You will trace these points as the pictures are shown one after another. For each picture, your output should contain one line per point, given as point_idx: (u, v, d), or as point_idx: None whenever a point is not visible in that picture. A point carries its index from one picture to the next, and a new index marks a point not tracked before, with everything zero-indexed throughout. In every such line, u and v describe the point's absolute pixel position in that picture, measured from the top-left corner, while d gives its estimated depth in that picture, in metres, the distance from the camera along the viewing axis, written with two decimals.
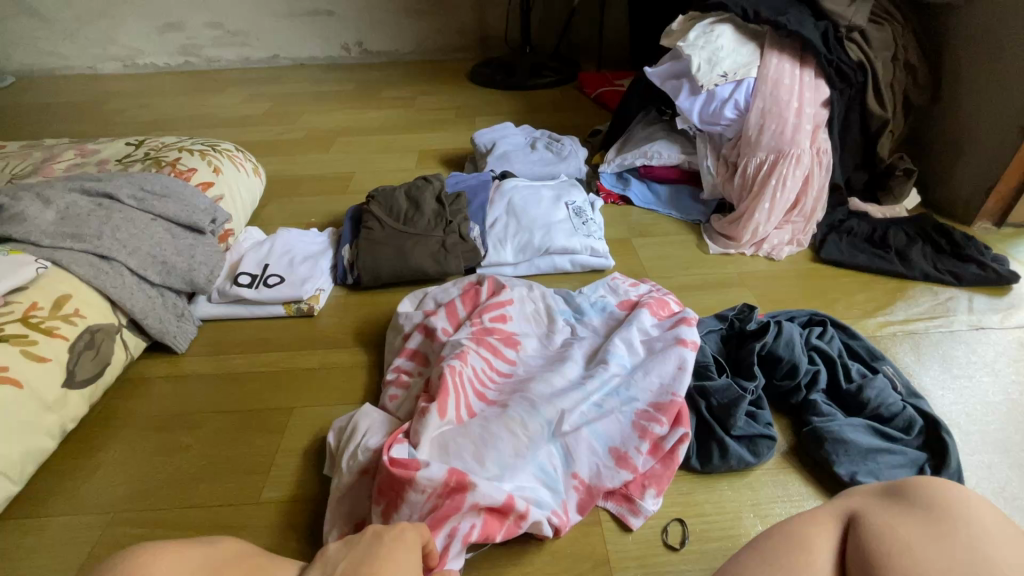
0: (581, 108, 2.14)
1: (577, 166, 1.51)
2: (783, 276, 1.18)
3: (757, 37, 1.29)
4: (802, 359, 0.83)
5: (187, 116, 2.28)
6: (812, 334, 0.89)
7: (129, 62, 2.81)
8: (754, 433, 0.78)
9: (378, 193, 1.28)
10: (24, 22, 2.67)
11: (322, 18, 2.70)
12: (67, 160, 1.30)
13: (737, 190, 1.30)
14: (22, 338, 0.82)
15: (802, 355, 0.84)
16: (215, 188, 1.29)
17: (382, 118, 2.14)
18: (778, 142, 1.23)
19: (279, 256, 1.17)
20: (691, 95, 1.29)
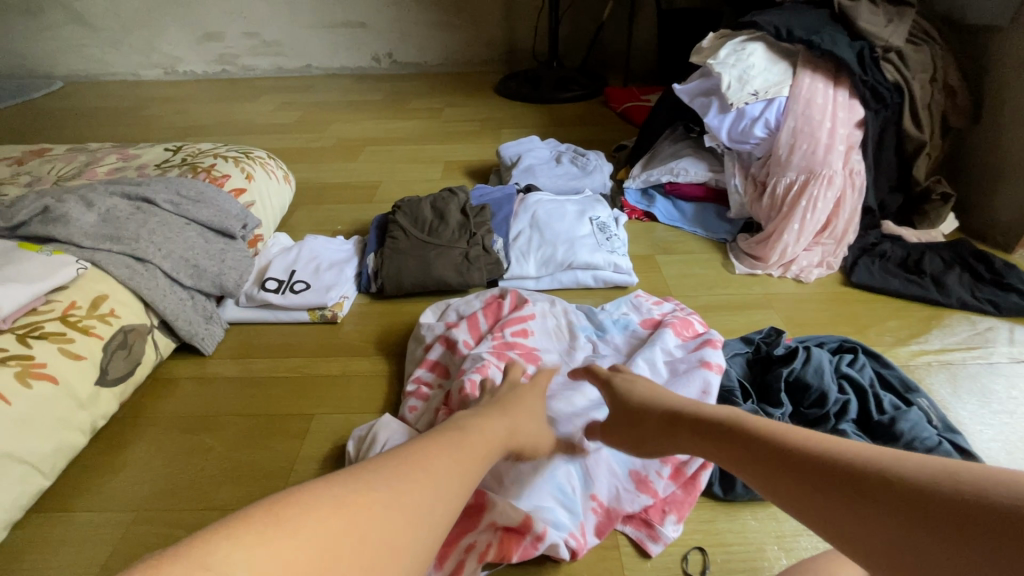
0: (606, 122, 2.14)
1: (602, 181, 1.51)
2: (812, 299, 1.16)
3: (790, 55, 1.27)
4: (830, 389, 0.80)
5: (221, 122, 2.36)
6: (842, 361, 0.87)
7: (170, 69, 2.92)
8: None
9: (404, 204, 1.30)
10: (74, 30, 2.81)
11: (354, 29, 2.77)
12: (109, 164, 1.35)
13: (765, 210, 1.28)
14: (60, 336, 0.84)
15: (831, 383, 0.82)
16: (247, 194, 1.32)
17: (408, 128, 2.18)
18: (809, 163, 1.21)
19: (306, 263, 1.19)
20: (720, 112, 1.28)
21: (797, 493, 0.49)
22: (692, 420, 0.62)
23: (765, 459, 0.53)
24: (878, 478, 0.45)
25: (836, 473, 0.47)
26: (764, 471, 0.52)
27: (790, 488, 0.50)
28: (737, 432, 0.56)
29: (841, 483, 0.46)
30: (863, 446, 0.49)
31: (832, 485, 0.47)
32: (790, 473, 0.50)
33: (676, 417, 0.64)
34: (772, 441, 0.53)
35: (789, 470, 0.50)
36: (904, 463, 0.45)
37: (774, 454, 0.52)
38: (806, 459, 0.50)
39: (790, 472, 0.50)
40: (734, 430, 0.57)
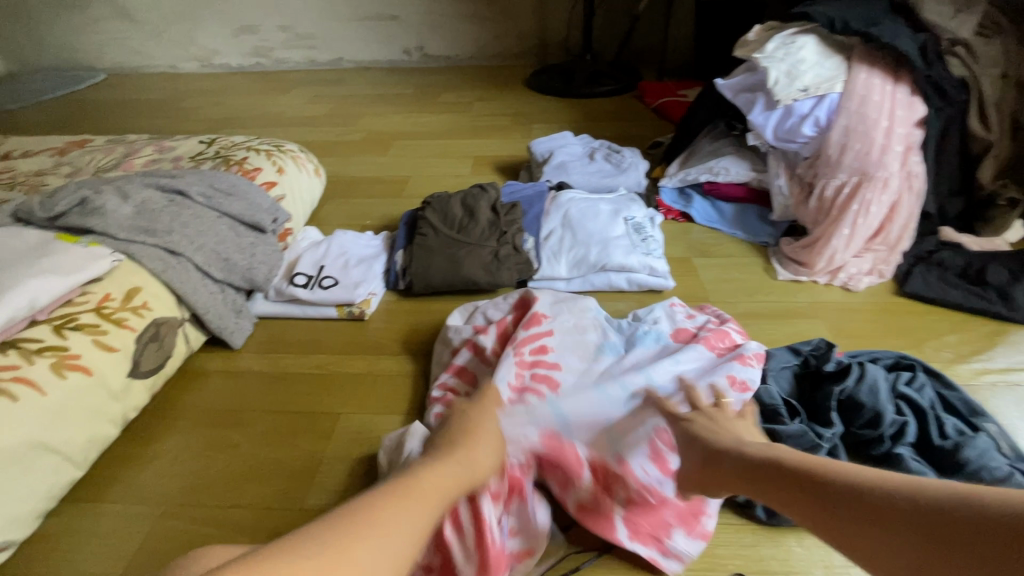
0: (640, 118, 2.08)
1: (636, 179, 1.46)
2: (862, 309, 1.10)
3: (844, 49, 1.20)
4: (886, 410, 0.75)
5: (254, 115, 2.38)
6: (898, 379, 0.81)
7: (206, 62, 2.97)
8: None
9: (434, 200, 1.28)
10: (116, 24, 2.88)
11: (385, 22, 2.76)
12: (146, 156, 1.37)
13: (812, 213, 1.21)
14: (95, 328, 0.85)
15: (887, 404, 0.76)
16: (278, 188, 1.32)
17: (438, 122, 2.16)
18: (862, 164, 1.13)
19: (334, 258, 1.18)
20: (766, 109, 1.21)
21: (857, 536, 0.48)
22: (749, 463, 0.60)
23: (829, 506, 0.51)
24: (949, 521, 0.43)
25: (886, 509, 0.47)
26: (831, 523, 0.50)
27: (848, 531, 0.49)
28: (800, 477, 0.55)
29: (883, 514, 0.47)
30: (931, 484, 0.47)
31: (884, 520, 0.47)
32: (861, 524, 0.48)
33: (735, 458, 0.62)
34: (836, 487, 0.51)
35: (857, 519, 0.49)
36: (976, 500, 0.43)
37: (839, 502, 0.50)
38: (874, 508, 0.48)
39: (855, 519, 0.48)
40: (794, 475, 0.55)
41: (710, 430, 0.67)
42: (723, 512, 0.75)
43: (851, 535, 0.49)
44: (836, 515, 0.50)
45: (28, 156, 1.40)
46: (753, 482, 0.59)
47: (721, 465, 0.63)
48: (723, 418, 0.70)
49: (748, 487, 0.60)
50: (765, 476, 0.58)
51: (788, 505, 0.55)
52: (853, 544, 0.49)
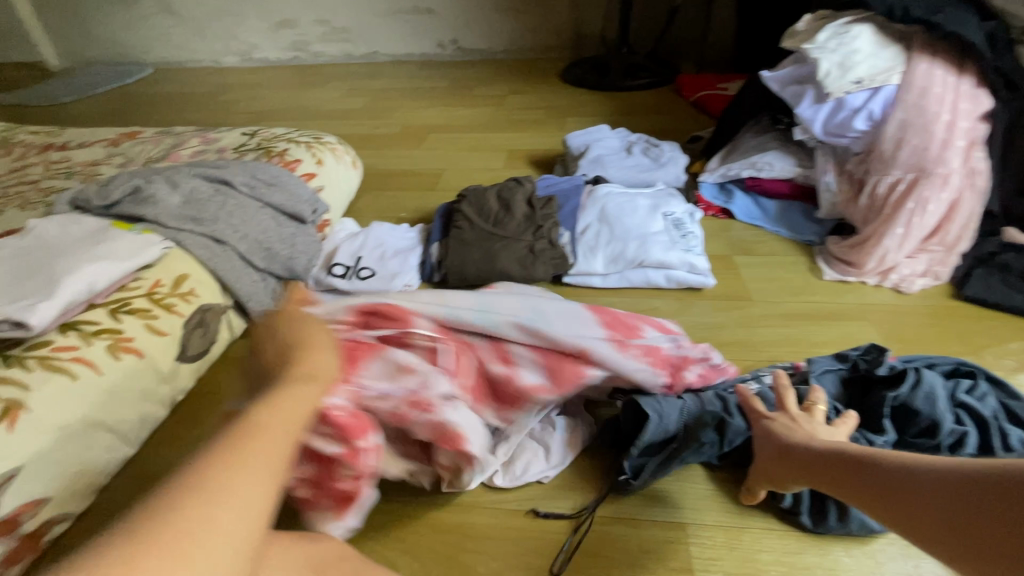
0: (678, 112, 2.03)
1: (675, 174, 1.43)
2: (915, 313, 1.05)
3: (903, 38, 1.14)
4: (945, 419, 0.71)
5: (292, 108, 2.43)
6: (957, 387, 0.77)
7: (246, 56, 3.04)
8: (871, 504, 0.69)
9: (470, 193, 1.27)
10: (163, 20, 2.98)
11: (421, 16, 2.77)
12: (193, 147, 1.41)
13: (862, 211, 1.15)
14: (147, 312, 0.87)
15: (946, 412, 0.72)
16: (317, 179, 1.34)
17: (471, 115, 2.16)
18: (919, 160, 1.08)
19: (371, 250, 1.20)
20: (815, 102, 1.16)
21: (892, 504, 0.53)
22: (817, 453, 0.63)
23: (887, 489, 0.53)
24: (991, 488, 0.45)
25: (921, 483, 0.51)
26: (885, 501, 0.53)
27: (884, 501, 0.53)
28: (860, 463, 0.58)
29: (914, 486, 0.51)
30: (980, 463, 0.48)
31: (917, 490, 0.51)
32: (913, 499, 0.51)
33: (803, 448, 0.65)
34: (893, 470, 0.54)
35: (909, 494, 0.51)
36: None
37: (896, 482, 0.53)
38: (929, 485, 0.50)
39: (886, 493, 0.53)
40: (856, 464, 0.58)
41: (784, 424, 0.70)
42: (765, 518, 0.73)
43: (907, 511, 0.51)
44: (891, 494, 0.53)
45: (83, 147, 1.46)
46: (822, 474, 0.62)
47: (790, 453, 0.66)
48: (810, 422, 0.71)
49: (815, 475, 0.62)
50: (832, 464, 0.61)
51: (849, 489, 0.58)
52: (905, 518, 0.51)
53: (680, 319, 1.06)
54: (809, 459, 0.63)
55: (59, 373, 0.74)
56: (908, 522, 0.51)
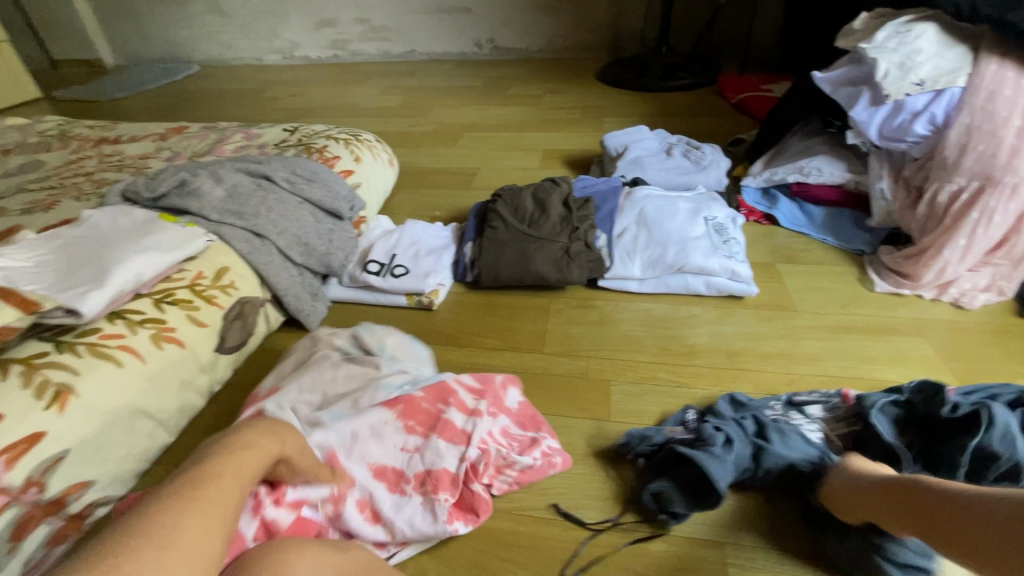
0: (720, 114, 1.98)
1: (717, 177, 1.38)
2: (976, 330, 0.98)
3: (970, 38, 1.07)
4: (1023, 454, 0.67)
5: (331, 105, 2.47)
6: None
7: (288, 54, 3.12)
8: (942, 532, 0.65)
9: (505, 193, 1.26)
10: (211, 19, 3.08)
11: (459, 14, 2.77)
12: (236, 142, 1.44)
13: (919, 221, 1.09)
14: (188, 303, 0.88)
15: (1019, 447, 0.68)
16: (355, 176, 1.35)
17: (508, 114, 2.15)
18: (985, 167, 1.01)
19: (406, 247, 1.20)
20: (871, 105, 1.11)
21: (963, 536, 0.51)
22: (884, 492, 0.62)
23: (966, 525, 0.51)
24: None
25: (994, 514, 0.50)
26: (971, 540, 0.50)
27: (955, 533, 0.52)
28: (931, 499, 0.56)
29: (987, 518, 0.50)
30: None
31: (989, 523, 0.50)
32: (998, 533, 0.49)
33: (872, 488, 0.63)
34: (966, 501, 0.53)
35: (991, 529, 0.49)
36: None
37: (974, 519, 0.51)
38: (996, 517, 0.49)
39: (953, 524, 0.53)
40: (929, 501, 0.56)
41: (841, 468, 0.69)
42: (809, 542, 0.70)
43: (995, 548, 0.48)
44: (972, 531, 0.51)
45: (134, 141, 1.51)
46: (897, 518, 0.59)
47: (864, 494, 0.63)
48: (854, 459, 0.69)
49: (890, 516, 0.60)
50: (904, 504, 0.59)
51: (926, 531, 0.55)
52: (996, 557, 0.48)
53: (720, 328, 1.02)
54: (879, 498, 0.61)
55: (106, 360, 0.75)
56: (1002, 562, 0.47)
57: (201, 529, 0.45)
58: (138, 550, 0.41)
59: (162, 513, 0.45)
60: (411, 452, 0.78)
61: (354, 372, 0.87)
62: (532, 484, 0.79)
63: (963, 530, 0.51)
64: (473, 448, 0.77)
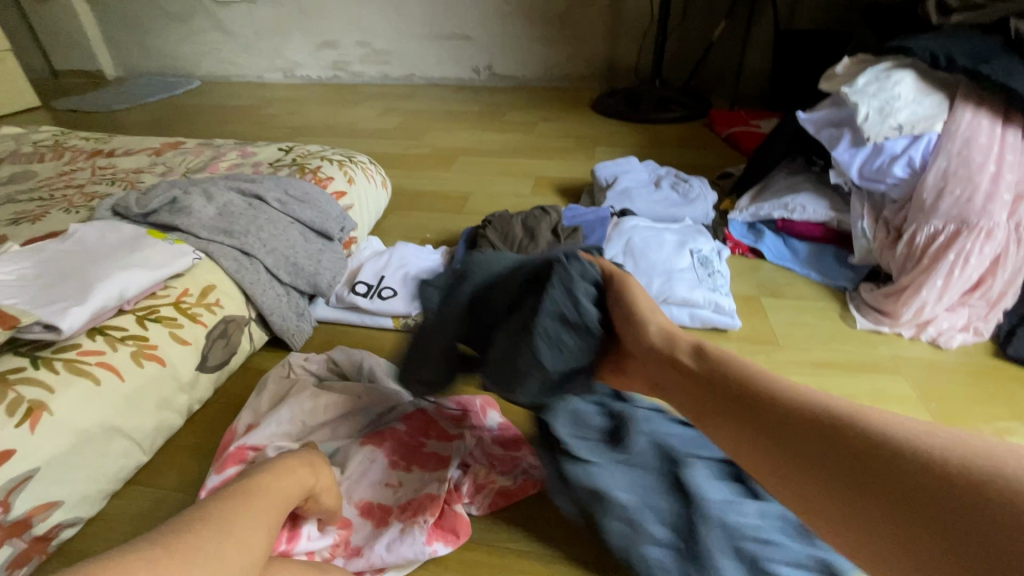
0: (709, 147, 2.02)
1: (704, 211, 1.41)
2: (954, 370, 1.00)
3: (947, 86, 1.11)
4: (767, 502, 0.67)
5: (329, 124, 2.50)
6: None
7: (289, 73, 3.17)
8: (598, 477, 0.71)
9: (496, 219, 1.28)
10: (214, 36, 3.13)
11: (458, 41, 2.84)
12: (231, 160, 1.46)
13: (899, 260, 1.11)
14: (172, 321, 0.88)
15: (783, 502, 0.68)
16: (347, 197, 1.37)
17: (502, 140, 2.19)
18: (961, 211, 1.04)
19: (395, 270, 1.20)
20: (852, 146, 1.15)
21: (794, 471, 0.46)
22: (696, 371, 0.57)
23: (790, 437, 0.47)
24: (915, 461, 0.40)
25: (841, 452, 0.44)
26: (787, 454, 0.47)
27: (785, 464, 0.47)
28: (756, 398, 0.51)
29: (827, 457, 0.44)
30: (894, 419, 0.44)
31: (832, 464, 0.44)
32: (818, 453, 0.45)
33: (685, 367, 0.58)
34: (800, 417, 0.47)
35: (812, 449, 0.45)
36: (953, 450, 0.40)
37: (802, 435, 0.47)
38: (843, 454, 0.43)
39: (786, 451, 0.47)
40: (754, 400, 0.51)
41: (635, 319, 0.64)
42: None
43: (808, 469, 0.45)
44: (794, 445, 0.47)
45: (128, 154, 1.52)
46: (697, 401, 0.56)
47: (674, 373, 0.59)
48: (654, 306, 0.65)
49: (696, 402, 0.56)
50: (715, 389, 0.55)
51: (735, 429, 0.52)
52: (807, 480, 0.45)
53: None
54: (691, 379, 0.57)
55: (83, 376, 0.74)
56: (810, 484, 0.45)
57: (249, 531, 0.53)
58: (199, 536, 0.50)
59: (223, 513, 0.54)
60: (394, 485, 0.77)
61: (333, 400, 0.85)
62: (512, 513, 0.78)
63: (781, 441, 0.48)
64: (454, 469, 0.79)
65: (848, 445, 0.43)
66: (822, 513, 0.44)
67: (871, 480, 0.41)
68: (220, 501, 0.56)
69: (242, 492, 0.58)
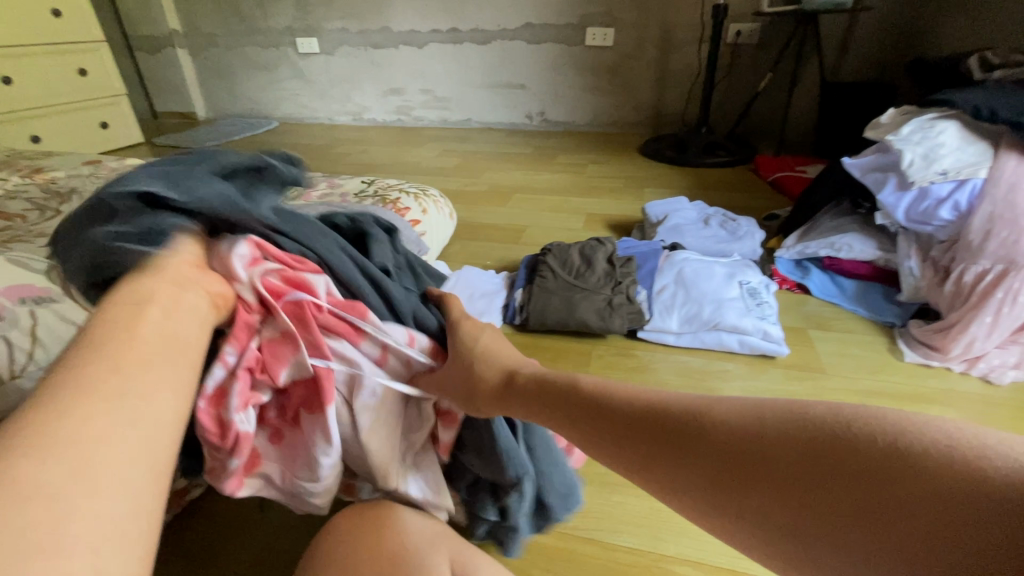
0: (755, 190, 2.11)
1: (752, 247, 1.49)
2: (1005, 404, 1.02)
3: (991, 136, 1.18)
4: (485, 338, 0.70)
5: (394, 163, 2.74)
6: (506, 464, 0.62)
7: (358, 116, 3.49)
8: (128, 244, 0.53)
9: (555, 247, 1.41)
10: (295, 83, 3.50)
11: (514, 90, 3.07)
12: (321, 190, 1.65)
13: (947, 297, 1.16)
14: None
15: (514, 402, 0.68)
16: (421, 226, 1.53)
17: (554, 180, 2.35)
18: (1009, 252, 1.08)
19: (462, 290, 1.37)
20: (898, 190, 1.21)
21: (672, 472, 0.43)
22: (524, 392, 0.56)
23: (670, 450, 0.43)
24: (790, 442, 0.38)
25: (719, 452, 0.41)
26: (662, 473, 0.43)
27: (665, 468, 0.43)
28: (614, 408, 0.48)
29: (704, 453, 0.42)
30: (746, 404, 0.43)
31: (709, 463, 0.41)
32: (704, 463, 0.41)
33: (491, 386, 0.58)
34: (671, 421, 0.45)
35: (699, 458, 0.42)
36: (807, 416, 0.39)
37: (684, 444, 0.43)
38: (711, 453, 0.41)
39: (652, 453, 0.44)
40: (621, 413, 0.48)
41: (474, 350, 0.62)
42: None
43: (691, 479, 0.42)
44: (681, 459, 0.43)
45: None
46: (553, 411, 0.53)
47: (463, 385, 0.59)
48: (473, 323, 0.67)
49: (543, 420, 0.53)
50: (566, 422, 0.51)
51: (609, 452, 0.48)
52: (691, 489, 0.42)
53: (753, 382, 1.09)
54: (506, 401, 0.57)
55: None
56: (707, 503, 0.41)
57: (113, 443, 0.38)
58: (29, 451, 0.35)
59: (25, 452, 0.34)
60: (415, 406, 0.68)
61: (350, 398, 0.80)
62: None
63: (666, 459, 0.43)
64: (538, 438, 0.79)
65: (727, 446, 0.41)
66: (728, 530, 0.41)
67: (764, 475, 0.38)
68: (20, 434, 0.35)
69: (68, 400, 0.38)
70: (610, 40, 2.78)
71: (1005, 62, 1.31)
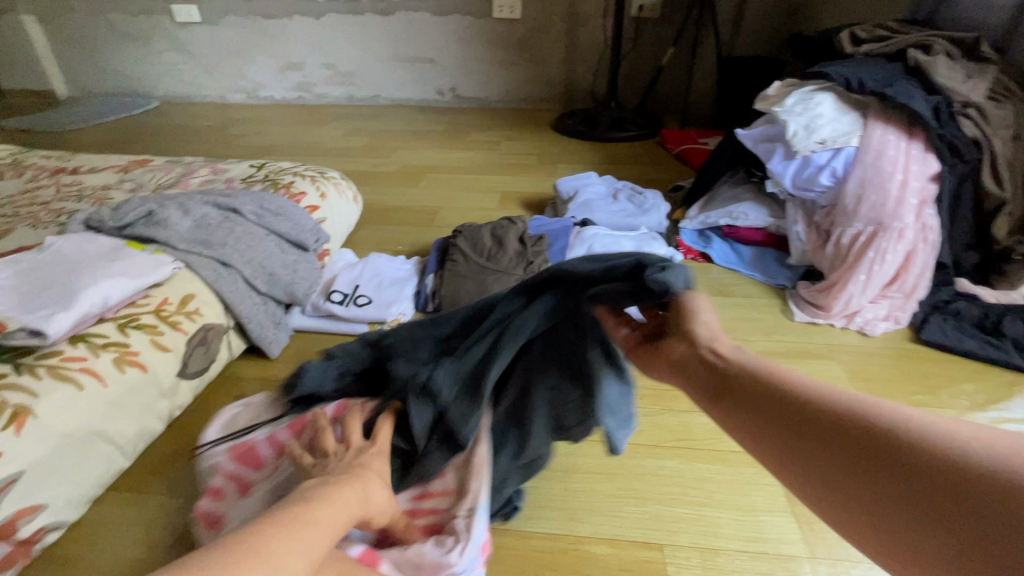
0: (663, 163, 2.17)
1: (658, 220, 1.53)
2: (879, 354, 1.12)
3: (861, 106, 1.27)
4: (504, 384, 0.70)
5: (295, 144, 2.53)
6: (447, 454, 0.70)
7: (252, 94, 3.18)
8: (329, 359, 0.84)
9: (465, 229, 1.36)
10: (174, 56, 3.11)
11: (422, 64, 2.93)
12: (202, 176, 1.48)
13: (829, 258, 1.25)
14: (153, 328, 0.91)
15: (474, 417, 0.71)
16: (320, 211, 1.41)
17: (467, 158, 2.27)
18: (878, 214, 1.19)
19: (369, 279, 1.27)
20: (785, 158, 1.27)
21: (805, 453, 0.47)
22: (710, 360, 0.57)
23: (801, 437, 0.48)
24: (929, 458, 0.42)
25: (853, 442, 0.45)
26: (798, 449, 0.48)
27: (798, 446, 0.48)
28: (774, 391, 0.52)
29: (851, 442, 0.45)
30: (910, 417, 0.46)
31: (845, 451, 0.45)
32: (858, 462, 0.44)
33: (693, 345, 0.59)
34: (822, 414, 0.48)
35: (847, 449, 0.45)
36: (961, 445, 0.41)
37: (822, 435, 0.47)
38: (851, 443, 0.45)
39: (795, 432, 0.49)
40: (776, 399, 0.51)
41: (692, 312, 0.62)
42: (738, 540, 0.77)
43: (823, 463, 0.46)
44: (823, 444, 0.47)
45: (94, 171, 1.51)
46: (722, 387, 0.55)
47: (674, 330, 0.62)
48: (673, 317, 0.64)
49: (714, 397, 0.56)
50: (733, 398, 0.54)
51: (750, 425, 0.52)
52: (819, 467, 0.46)
53: None
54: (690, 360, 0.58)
55: (66, 382, 0.78)
56: (826, 480, 0.46)
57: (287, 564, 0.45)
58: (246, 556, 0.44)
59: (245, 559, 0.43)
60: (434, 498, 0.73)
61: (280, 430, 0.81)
62: None
63: (805, 445, 0.48)
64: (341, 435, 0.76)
65: (872, 440, 0.44)
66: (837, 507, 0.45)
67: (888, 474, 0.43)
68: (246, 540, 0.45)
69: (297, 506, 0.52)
70: (518, 13, 2.71)
71: (872, 37, 1.41)
